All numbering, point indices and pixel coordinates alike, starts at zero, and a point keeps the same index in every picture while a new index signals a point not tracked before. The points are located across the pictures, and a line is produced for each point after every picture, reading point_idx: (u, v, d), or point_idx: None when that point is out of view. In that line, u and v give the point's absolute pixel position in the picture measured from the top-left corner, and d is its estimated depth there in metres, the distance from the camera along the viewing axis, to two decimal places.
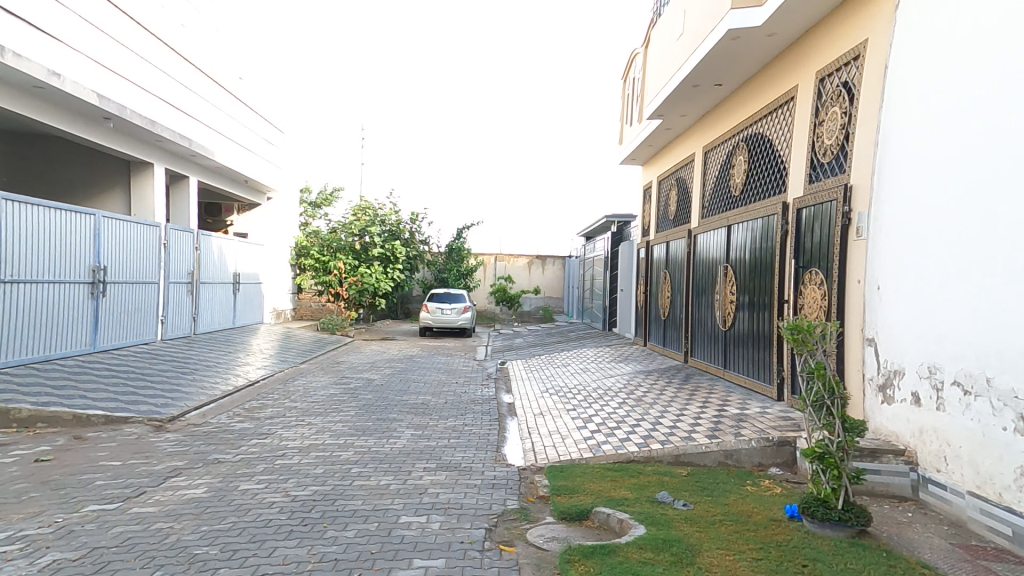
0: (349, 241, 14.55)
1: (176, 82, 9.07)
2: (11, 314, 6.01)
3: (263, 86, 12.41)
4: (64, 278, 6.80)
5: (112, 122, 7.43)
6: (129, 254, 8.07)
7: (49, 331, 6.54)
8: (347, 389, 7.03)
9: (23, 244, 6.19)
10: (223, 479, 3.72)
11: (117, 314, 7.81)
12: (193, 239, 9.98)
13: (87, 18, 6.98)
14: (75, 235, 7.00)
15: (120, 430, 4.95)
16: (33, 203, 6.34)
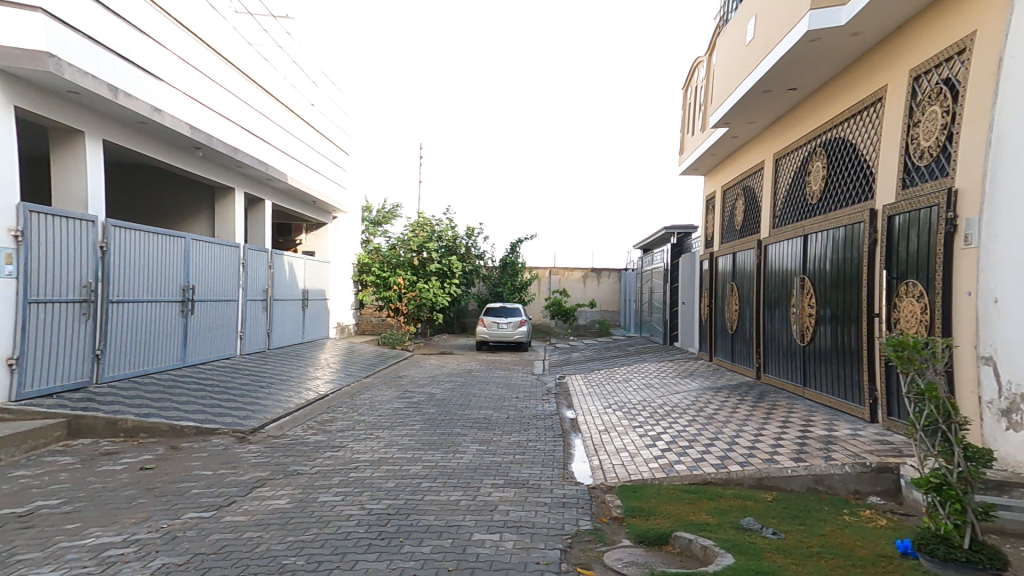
0: (408, 257, 14.85)
1: (258, 113, 9.69)
2: (118, 332, 6.60)
3: (332, 112, 13.08)
4: (160, 297, 7.36)
5: (202, 151, 8.03)
6: (212, 273, 8.63)
7: (148, 348, 7.10)
8: (411, 403, 7.15)
9: (127, 265, 6.74)
10: (303, 491, 3.85)
11: (203, 330, 8.34)
12: (267, 259, 10.53)
13: (184, 59, 7.63)
14: (167, 258, 7.57)
15: (209, 441, 5.27)
16: (135, 229, 6.92)
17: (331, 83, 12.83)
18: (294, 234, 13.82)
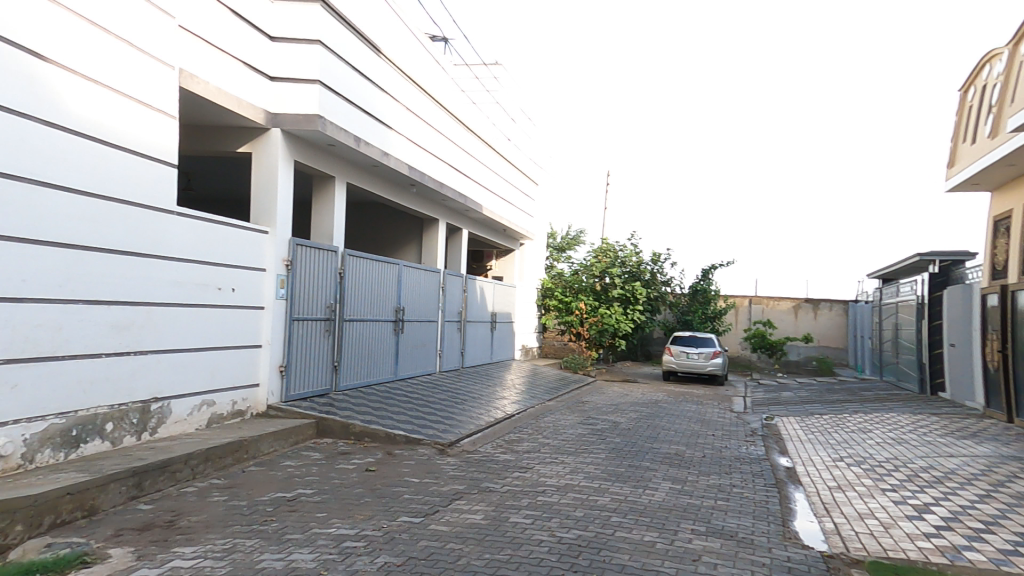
0: (590, 282, 15.11)
1: (467, 153, 10.86)
2: (348, 346, 7.81)
3: (526, 146, 14.01)
4: (378, 317, 8.51)
5: (415, 186, 9.24)
6: (418, 297, 9.70)
7: (368, 361, 8.25)
8: (595, 430, 7.07)
9: (355, 289, 7.97)
10: (497, 509, 4.01)
11: (410, 348, 9.40)
12: (462, 284, 11.49)
13: (412, 110, 8.93)
14: (386, 283, 8.71)
15: (416, 450, 5.86)
16: (363, 258, 8.13)
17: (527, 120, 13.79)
18: (485, 260, 14.72)
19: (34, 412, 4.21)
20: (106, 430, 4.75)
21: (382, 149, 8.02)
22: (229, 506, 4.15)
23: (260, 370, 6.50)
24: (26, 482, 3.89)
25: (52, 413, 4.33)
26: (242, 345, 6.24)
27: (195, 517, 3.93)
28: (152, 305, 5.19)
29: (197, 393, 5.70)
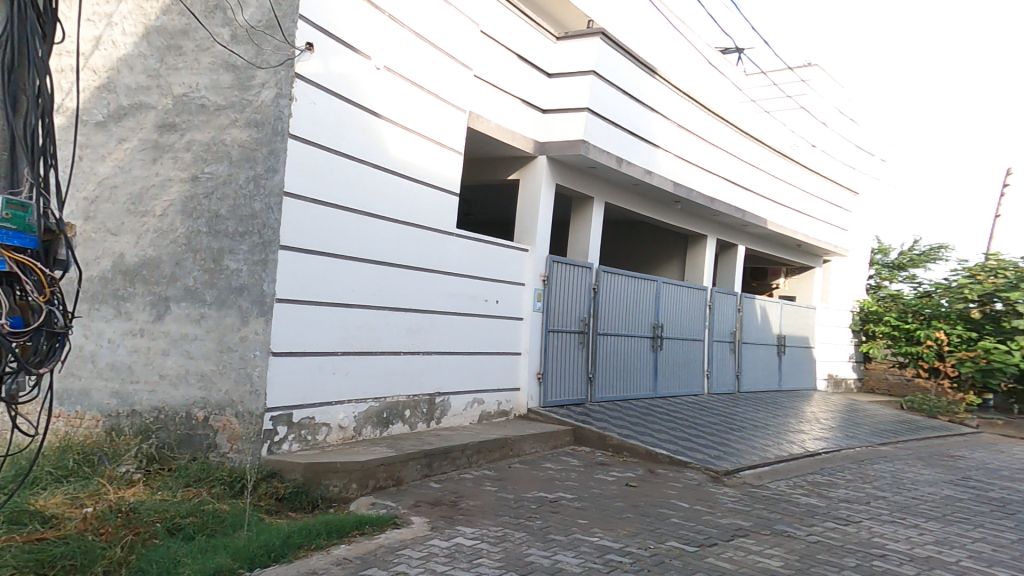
0: (959, 307, 15.40)
1: (766, 172, 14.53)
2: (550, 347, 11.16)
3: (849, 153, 17.42)
4: (570, 325, 11.54)
5: (679, 203, 13.30)
6: (617, 302, 12.35)
7: (564, 370, 11.40)
8: (973, 496, 7.58)
9: (556, 297, 11.29)
10: (796, 557, 5.38)
11: (604, 358, 12.08)
12: (672, 304, 13.23)
13: (703, 136, 13.07)
14: (580, 296, 11.75)
15: (685, 473, 8.25)
16: (562, 263, 11.33)
17: (845, 120, 17.22)
18: (768, 277, 17.81)
19: (356, 398, 8.23)
20: (404, 415, 8.86)
21: (639, 169, 11.79)
22: (497, 497, 7.14)
23: (501, 380, 10.43)
24: (354, 447, 7.80)
25: (370, 398, 8.42)
26: (490, 358, 10.26)
27: (470, 501, 6.97)
28: (433, 314, 9.32)
29: (461, 391, 9.76)
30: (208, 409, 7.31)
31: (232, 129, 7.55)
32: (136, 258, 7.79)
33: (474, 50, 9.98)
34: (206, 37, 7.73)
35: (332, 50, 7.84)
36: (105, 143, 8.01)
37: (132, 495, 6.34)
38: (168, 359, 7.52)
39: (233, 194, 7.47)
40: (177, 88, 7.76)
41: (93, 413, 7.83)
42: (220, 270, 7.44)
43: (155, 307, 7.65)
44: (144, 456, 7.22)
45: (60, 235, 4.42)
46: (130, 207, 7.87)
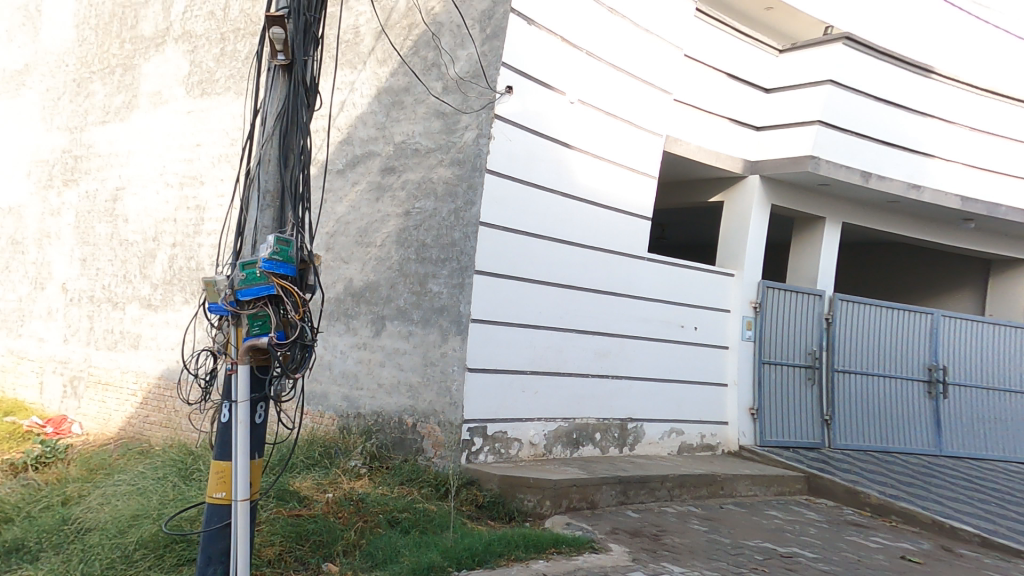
0: None
1: None
2: (770, 383, 11.62)
3: None
4: (794, 359, 11.84)
5: (971, 223, 12.93)
6: (846, 334, 12.26)
7: (790, 408, 11.75)
8: None
9: (775, 327, 11.70)
10: None
11: (837, 393, 12.06)
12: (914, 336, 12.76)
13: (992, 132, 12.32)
14: (802, 324, 11.95)
15: (994, 560, 8.03)
16: (780, 289, 11.73)
17: None
18: None
19: (547, 417, 9.14)
20: (595, 438, 9.69)
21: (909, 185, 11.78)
22: (706, 538, 7.69)
23: (701, 414, 10.98)
24: (550, 466, 8.63)
25: (558, 418, 9.26)
26: (687, 388, 10.84)
27: (676, 539, 7.57)
28: (621, 338, 9.99)
29: (659, 420, 10.44)
30: (415, 416, 8.57)
31: (438, 168, 8.76)
32: (361, 281, 9.38)
33: (674, 74, 10.57)
34: (424, 92, 9.05)
35: (527, 90, 8.67)
36: (343, 189, 9.72)
37: (359, 487, 7.75)
38: (384, 370, 8.95)
39: (436, 224, 8.69)
40: (398, 136, 9.21)
41: (331, 412, 9.41)
42: (426, 294, 8.68)
43: (374, 323, 9.17)
44: (368, 453, 8.62)
45: (310, 263, 5.57)
46: (358, 238, 9.45)
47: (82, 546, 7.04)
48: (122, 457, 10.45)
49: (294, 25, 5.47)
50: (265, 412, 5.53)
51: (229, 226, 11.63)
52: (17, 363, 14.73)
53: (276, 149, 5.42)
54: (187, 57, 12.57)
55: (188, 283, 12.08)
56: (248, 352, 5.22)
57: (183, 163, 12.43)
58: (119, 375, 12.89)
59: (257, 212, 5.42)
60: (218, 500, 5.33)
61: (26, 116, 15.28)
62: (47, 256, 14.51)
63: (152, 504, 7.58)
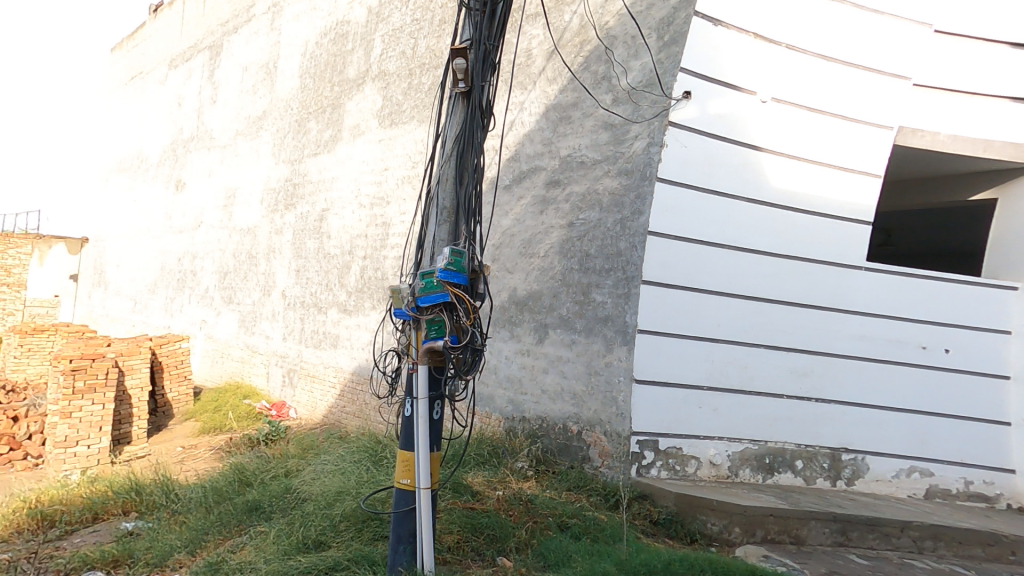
0: None
1: None
2: None
3: None
4: None
5: None
6: None
7: None
8: None
9: None
10: None
11: None
12: None
13: None
14: None
15: None
16: None
17: None
18: None
19: (730, 435, 6.71)
20: (797, 464, 6.77)
21: None
22: None
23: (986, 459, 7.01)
24: (736, 491, 6.35)
25: (746, 438, 6.73)
26: (966, 425, 7.02)
27: None
28: (832, 355, 6.81)
29: (893, 454, 6.89)
30: (581, 424, 7.11)
31: (605, 179, 7.15)
32: (525, 290, 8.04)
33: (929, 60, 6.91)
34: (593, 105, 7.45)
35: (716, 95, 6.53)
36: (510, 205, 8.41)
37: (529, 488, 6.60)
38: (547, 377, 7.59)
39: (600, 237, 7.13)
40: (564, 150, 7.70)
41: (497, 415, 8.22)
42: (589, 304, 7.19)
43: (537, 330, 7.83)
44: (534, 455, 7.36)
45: (480, 272, 5.27)
46: (522, 250, 8.11)
47: (300, 512, 6.93)
48: (326, 440, 10.45)
49: (475, 53, 5.11)
50: (442, 410, 5.27)
51: (413, 238, 11.53)
52: (248, 358, 15.78)
53: (454, 166, 4.97)
54: (381, 93, 12.81)
55: (376, 292, 12.24)
56: (427, 354, 5.02)
57: (373, 186, 12.71)
58: (323, 367, 13.37)
59: (435, 227, 5.15)
60: (405, 488, 5.18)
61: (258, 153, 16.54)
62: (271, 269, 15.39)
63: (351, 483, 7.35)
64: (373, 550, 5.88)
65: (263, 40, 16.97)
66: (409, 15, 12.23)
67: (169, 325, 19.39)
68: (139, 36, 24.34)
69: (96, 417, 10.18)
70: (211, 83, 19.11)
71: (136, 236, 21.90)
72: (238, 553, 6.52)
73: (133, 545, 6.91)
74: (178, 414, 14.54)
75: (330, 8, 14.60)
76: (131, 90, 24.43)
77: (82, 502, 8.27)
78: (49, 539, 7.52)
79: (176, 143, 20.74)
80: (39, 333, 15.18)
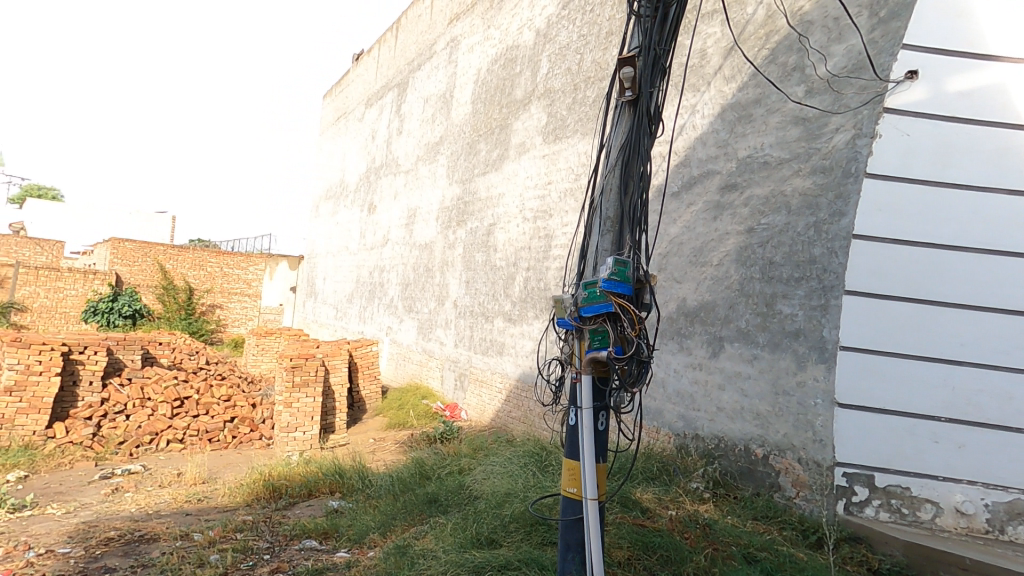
0: None
1: None
2: None
3: None
4: None
5: None
6: None
7: None
8: None
9: None
10: None
11: None
12: None
13: None
14: None
15: None
16: None
17: None
18: None
19: (994, 483, 4.83)
20: None
21: None
22: None
23: None
24: (1005, 553, 4.51)
25: (1016, 487, 4.78)
26: None
27: None
28: None
29: None
30: (768, 448, 5.72)
31: (794, 180, 5.70)
32: (696, 301, 6.66)
33: None
34: (780, 100, 5.98)
35: (957, 68, 4.92)
36: (678, 212, 7.05)
37: (706, 511, 5.55)
38: (724, 394, 6.19)
39: (789, 243, 5.67)
40: (743, 151, 6.28)
41: (667, 429, 6.94)
42: (773, 316, 5.76)
43: (711, 343, 6.43)
44: (711, 477, 6.11)
45: (647, 283, 4.19)
46: (692, 259, 6.77)
47: (473, 509, 6.75)
48: (495, 442, 10.30)
49: (644, 60, 4.14)
50: (608, 424, 4.32)
51: (576, 249, 10.40)
52: (426, 361, 15.73)
53: (617, 175, 4.24)
54: (546, 110, 11.97)
55: (539, 302, 11.34)
56: (590, 365, 4.13)
57: (537, 200, 11.82)
58: (489, 372, 12.70)
59: (597, 237, 4.34)
60: (571, 496, 4.40)
61: (434, 177, 16.68)
62: (446, 281, 15.16)
63: (519, 485, 7.04)
64: (542, 554, 5.31)
65: (441, 74, 17.29)
66: (576, 30, 11.26)
67: (364, 330, 20.18)
68: (346, 81, 26.45)
69: (310, 408, 11.04)
70: (398, 116, 19.96)
71: (336, 254, 23.54)
72: (421, 540, 6.26)
73: (338, 522, 7.00)
74: (370, 411, 14.80)
75: (501, 34, 14.12)
76: (337, 128, 26.61)
77: (300, 478, 8.51)
78: (275, 508, 7.83)
79: (369, 171, 21.99)
80: (271, 336, 17.80)
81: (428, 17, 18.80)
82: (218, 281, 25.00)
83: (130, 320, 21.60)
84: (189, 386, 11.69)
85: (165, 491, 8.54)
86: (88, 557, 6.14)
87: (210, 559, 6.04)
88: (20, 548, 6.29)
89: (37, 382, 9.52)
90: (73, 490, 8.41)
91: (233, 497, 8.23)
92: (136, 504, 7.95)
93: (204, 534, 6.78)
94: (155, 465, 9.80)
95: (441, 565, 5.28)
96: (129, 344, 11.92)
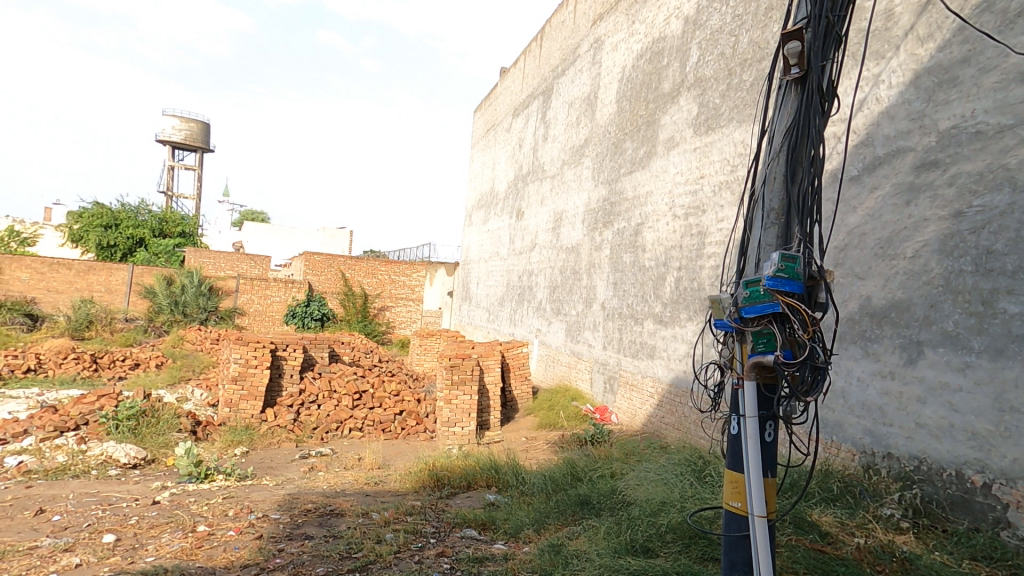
0: None
1: None
2: None
3: None
4: None
5: None
6: None
7: None
8: None
9: None
10: None
11: None
12: None
13: None
14: None
15: None
16: None
17: None
18: None
19: None
20: None
21: None
22: None
23: None
24: None
25: None
26: None
27: None
28: None
29: None
30: (990, 475, 4.75)
31: (1020, 150, 4.71)
32: (884, 300, 5.77)
33: None
34: (997, 55, 4.97)
35: None
36: (859, 199, 6.18)
37: (906, 544, 4.78)
38: (925, 409, 5.27)
39: (1016, 228, 4.69)
40: (945, 122, 5.32)
41: (850, 445, 6.07)
42: (993, 316, 4.80)
43: (905, 348, 5.50)
44: (910, 504, 5.19)
45: (822, 280, 3.39)
46: (878, 251, 5.90)
47: (626, 514, 6.45)
48: (649, 447, 9.99)
49: (814, 30, 3.44)
50: (776, 435, 3.53)
51: (734, 246, 9.61)
52: (575, 363, 15.76)
53: (783, 161, 3.49)
54: (696, 100, 11.29)
55: (692, 303, 10.66)
56: (753, 371, 3.39)
57: (688, 195, 11.18)
58: (640, 375, 12.30)
59: (757, 232, 3.58)
60: (735, 512, 3.64)
61: (580, 180, 16.75)
62: (594, 283, 15.09)
63: (675, 495, 6.59)
64: (704, 570, 5.02)
65: (586, 76, 17.34)
66: (730, 11, 10.48)
67: (515, 333, 21.03)
68: (495, 95, 27.81)
69: (468, 404, 11.79)
70: (545, 123, 20.43)
71: (488, 260, 24.78)
72: (575, 540, 6.20)
73: (495, 514, 7.14)
74: (522, 410, 14.76)
75: (648, 28, 13.76)
76: (487, 140, 28.07)
77: (460, 471, 8.89)
78: (439, 495, 8.23)
79: (517, 178, 22.84)
80: (432, 336, 19.15)
81: (572, 21, 19.01)
82: (388, 287, 27.65)
83: (320, 322, 25.28)
84: (366, 381, 13.23)
85: (348, 473, 9.64)
86: (293, 524, 6.97)
87: (387, 537, 6.45)
88: (244, 511, 7.31)
89: (254, 374, 11.60)
90: (280, 465, 10.00)
91: (404, 483, 8.85)
92: (327, 482, 9.06)
93: (381, 514, 7.27)
94: (340, 450, 11.17)
95: (596, 568, 5.24)
96: (319, 342, 13.74)
